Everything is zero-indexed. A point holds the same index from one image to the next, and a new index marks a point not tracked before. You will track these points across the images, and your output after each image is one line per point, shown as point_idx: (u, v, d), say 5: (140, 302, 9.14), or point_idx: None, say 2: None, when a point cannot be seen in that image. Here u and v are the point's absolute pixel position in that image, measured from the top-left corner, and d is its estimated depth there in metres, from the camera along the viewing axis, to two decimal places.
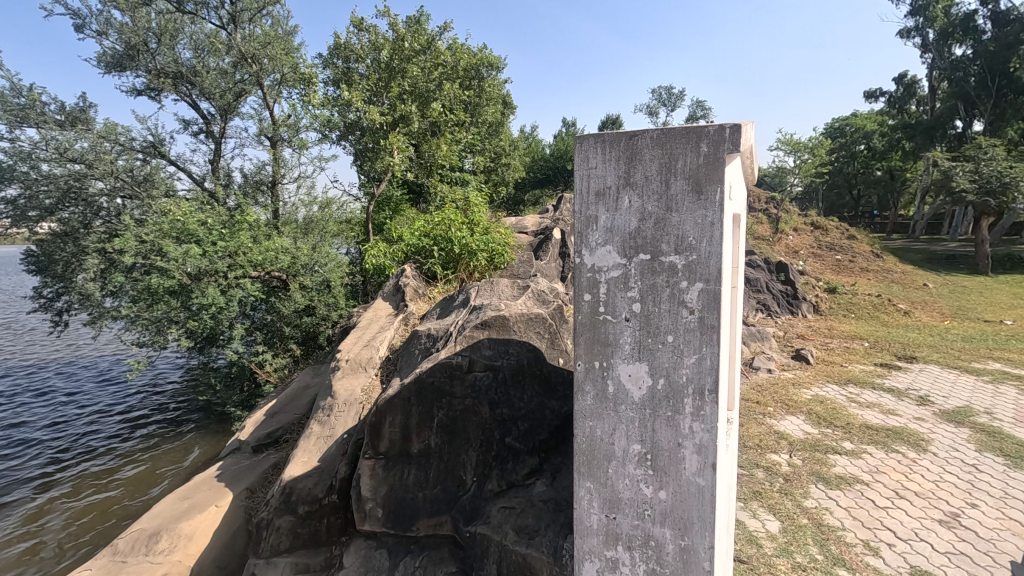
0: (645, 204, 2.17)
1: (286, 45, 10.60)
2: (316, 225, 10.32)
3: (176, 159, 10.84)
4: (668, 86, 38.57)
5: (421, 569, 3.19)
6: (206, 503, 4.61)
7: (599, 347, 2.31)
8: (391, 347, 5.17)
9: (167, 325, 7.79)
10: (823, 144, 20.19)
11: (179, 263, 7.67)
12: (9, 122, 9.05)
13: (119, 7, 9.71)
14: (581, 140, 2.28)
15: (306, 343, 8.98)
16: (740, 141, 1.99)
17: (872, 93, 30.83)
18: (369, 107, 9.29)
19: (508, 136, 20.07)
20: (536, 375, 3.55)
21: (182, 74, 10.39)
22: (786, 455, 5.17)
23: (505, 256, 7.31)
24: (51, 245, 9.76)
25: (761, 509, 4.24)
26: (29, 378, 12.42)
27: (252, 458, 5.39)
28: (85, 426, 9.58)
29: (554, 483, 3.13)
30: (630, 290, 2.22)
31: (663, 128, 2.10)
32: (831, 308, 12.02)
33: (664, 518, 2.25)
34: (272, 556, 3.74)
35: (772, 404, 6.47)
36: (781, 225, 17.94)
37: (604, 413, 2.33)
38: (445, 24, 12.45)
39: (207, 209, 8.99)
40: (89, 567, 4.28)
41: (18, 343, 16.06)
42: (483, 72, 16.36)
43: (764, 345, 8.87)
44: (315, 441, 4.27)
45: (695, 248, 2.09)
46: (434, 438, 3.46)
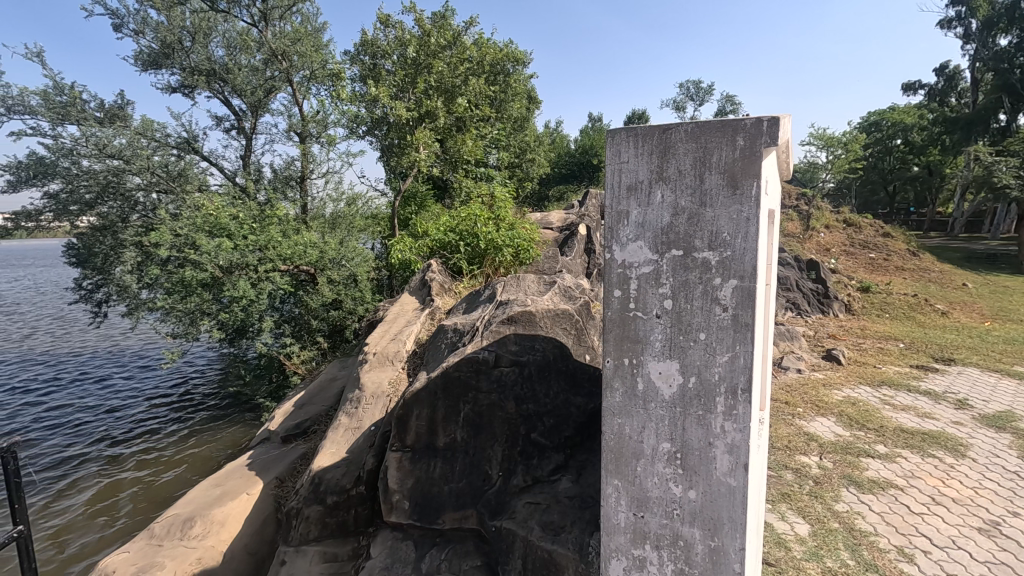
0: (678, 199, 2.13)
1: (315, 42, 10.72)
2: (343, 220, 10.44)
3: (209, 155, 11.08)
4: (696, 80, 37.82)
5: (446, 562, 3.20)
6: (238, 491, 4.73)
7: (629, 344, 2.28)
8: (418, 342, 5.21)
9: (200, 317, 7.98)
10: (857, 139, 19.61)
11: (212, 256, 7.87)
12: (52, 120, 9.37)
13: (155, 7, 9.98)
14: (613, 134, 2.25)
15: (333, 336, 9.06)
16: (779, 134, 1.93)
17: (911, 86, 29.74)
18: (395, 103, 9.34)
19: (533, 131, 19.97)
20: (562, 371, 3.53)
21: (215, 72, 10.61)
22: (816, 457, 5.05)
23: (531, 252, 7.26)
24: (91, 238, 10.05)
25: (790, 511, 4.16)
26: (71, 366, 12.90)
27: (281, 448, 5.50)
28: (123, 413, 9.91)
29: (580, 480, 3.13)
30: (661, 286, 2.18)
31: (697, 122, 2.06)
32: (864, 308, 11.69)
33: (694, 518, 2.22)
34: (301, 545, 3.80)
35: (802, 404, 6.34)
36: (812, 222, 17.48)
37: (633, 410, 2.31)
38: (470, 19, 12.41)
39: (238, 204, 9.20)
40: (127, 550, 4.42)
41: (58, 333, 16.63)
42: (509, 67, 16.29)
43: (793, 345, 8.67)
44: (343, 432, 4.33)
45: (730, 244, 2.05)
46: (460, 433, 3.48)
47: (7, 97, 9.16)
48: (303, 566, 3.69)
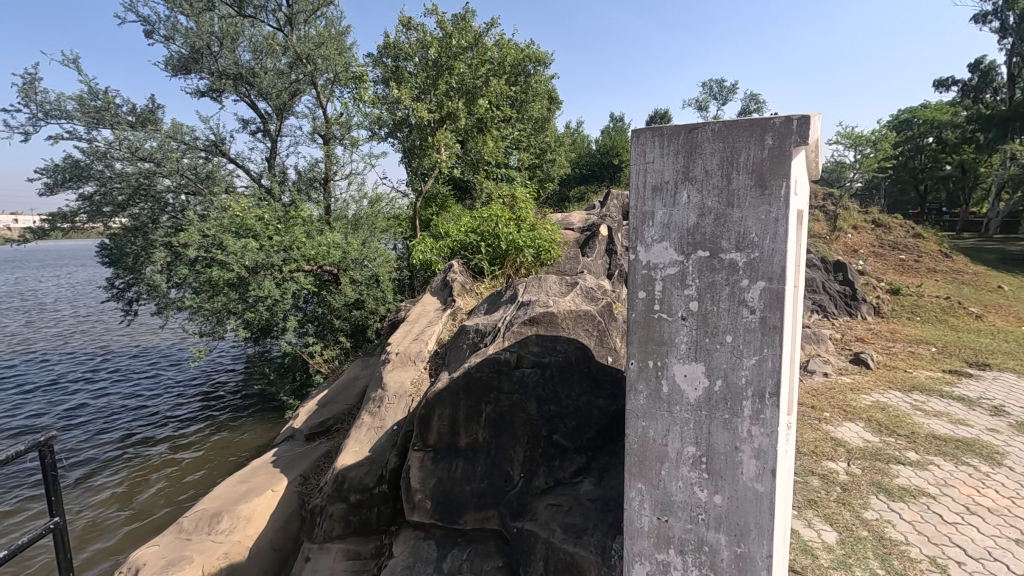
0: (705, 200, 2.10)
1: (339, 45, 10.87)
2: (366, 221, 10.53)
3: (235, 157, 11.29)
4: (719, 79, 37.36)
5: (468, 562, 3.20)
6: (263, 488, 4.82)
7: (653, 345, 2.25)
8: (439, 342, 5.24)
9: (227, 316, 8.16)
10: (888, 138, 19.13)
11: (238, 256, 8.02)
12: (87, 124, 9.66)
13: (185, 13, 10.22)
14: (638, 133, 2.23)
15: (355, 335, 9.17)
16: (809, 133, 1.90)
17: (943, 82, 28.89)
18: (417, 104, 9.42)
19: (554, 132, 19.95)
20: (584, 372, 3.51)
21: (242, 75, 10.83)
22: (844, 463, 4.93)
23: (552, 252, 7.24)
24: (123, 239, 10.34)
25: (816, 518, 4.07)
26: (103, 363, 13.27)
27: (305, 446, 5.58)
28: (152, 409, 10.16)
29: (602, 483, 3.12)
30: (686, 288, 2.15)
31: (724, 121, 2.03)
32: (894, 310, 11.39)
33: (719, 523, 2.18)
34: (325, 542, 3.85)
35: (829, 409, 6.20)
36: (840, 223, 17.10)
37: (658, 413, 2.28)
38: (491, 20, 12.44)
39: (264, 205, 9.37)
40: (157, 543, 4.53)
41: (90, 331, 17.12)
42: (530, 68, 16.29)
43: (820, 347, 8.49)
44: (365, 431, 4.37)
45: (758, 245, 2.01)
46: (481, 433, 3.48)
47: (45, 103, 9.48)
48: (327, 563, 3.74)
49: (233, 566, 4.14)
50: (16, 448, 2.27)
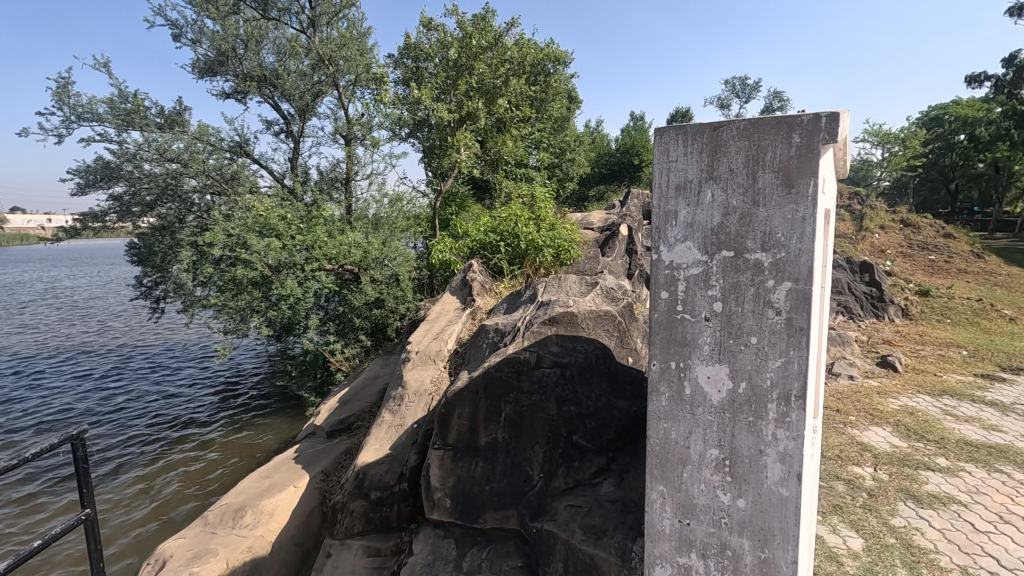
0: (730, 199, 2.07)
1: (360, 46, 10.98)
2: (386, 220, 10.60)
3: (259, 158, 11.48)
4: (742, 77, 36.79)
5: (487, 561, 3.20)
6: (286, 484, 4.88)
7: (676, 346, 2.22)
8: (459, 341, 5.26)
9: (250, 314, 8.31)
10: (918, 135, 18.64)
11: (261, 255, 8.16)
12: (117, 126, 9.90)
13: (211, 16, 10.42)
14: (661, 132, 2.20)
15: (376, 334, 9.25)
16: (838, 130, 1.86)
17: (976, 77, 28.00)
18: (437, 104, 9.48)
19: (574, 131, 19.86)
20: (604, 373, 3.48)
21: (266, 77, 10.98)
22: (870, 469, 4.82)
23: (572, 252, 7.22)
24: (151, 238, 10.60)
25: (842, 524, 3.98)
26: (131, 360, 13.60)
27: (326, 443, 5.65)
28: (176, 406, 10.35)
29: (622, 484, 3.10)
30: (710, 288, 2.12)
31: (750, 119, 2.00)
32: (923, 312, 11.10)
33: (743, 527, 2.15)
34: (346, 538, 3.89)
35: (855, 413, 6.07)
36: (867, 223, 16.73)
37: (680, 415, 2.24)
38: (512, 20, 12.43)
39: (286, 205, 9.51)
40: (183, 536, 4.62)
41: (120, 328, 17.57)
42: (550, 67, 16.24)
43: (845, 349, 8.31)
44: (386, 429, 4.40)
45: (784, 245, 1.98)
46: (501, 432, 3.48)
47: (78, 106, 9.75)
48: (348, 560, 3.77)
49: (256, 561, 4.20)
50: (50, 441, 2.34)
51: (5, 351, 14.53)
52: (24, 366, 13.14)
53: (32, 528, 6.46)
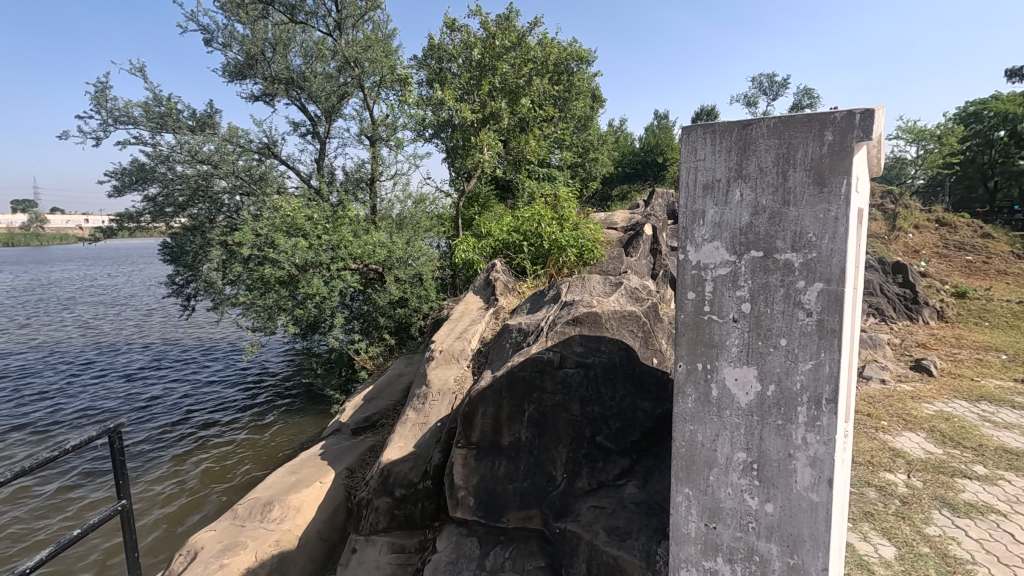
0: (759, 198, 2.03)
1: (385, 48, 11.11)
2: (410, 220, 10.68)
3: (286, 159, 11.69)
4: (769, 74, 36.16)
5: (510, 560, 3.20)
6: (312, 480, 4.97)
7: (703, 348, 2.19)
8: (482, 341, 5.29)
9: (278, 312, 8.47)
10: (955, 132, 18.04)
11: (288, 255, 8.32)
12: (151, 129, 10.19)
13: (242, 21, 10.66)
14: (688, 130, 2.16)
15: (399, 333, 9.34)
16: (873, 127, 1.82)
17: (1015, 71, 26.85)
18: (461, 105, 9.53)
19: (597, 130, 19.74)
20: (629, 374, 3.44)
21: (293, 80, 11.15)
22: (903, 475, 4.69)
23: (595, 252, 7.18)
24: (183, 238, 10.94)
25: (873, 532, 3.88)
26: (164, 356, 13.98)
27: (351, 439, 5.73)
28: (205, 401, 10.61)
29: (646, 486, 3.08)
30: (739, 288, 2.09)
31: (781, 117, 1.96)
32: (960, 315, 10.74)
33: (771, 532, 2.11)
34: (371, 534, 3.94)
35: (887, 418, 5.90)
36: (900, 222, 16.27)
37: (707, 418, 2.21)
38: (535, 19, 12.41)
39: (313, 205, 9.66)
40: (213, 528, 4.72)
41: (152, 325, 18.08)
42: (573, 66, 16.19)
43: (877, 352, 8.10)
44: (410, 427, 4.44)
45: (816, 245, 1.94)
46: (525, 432, 3.48)
47: (115, 109, 10.07)
48: (372, 555, 3.82)
49: (284, 554, 4.27)
50: (88, 433, 2.42)
51: (45, 347, 15.07)
52: (63, 361, 13.62)
53: (71, 517, 6.70)
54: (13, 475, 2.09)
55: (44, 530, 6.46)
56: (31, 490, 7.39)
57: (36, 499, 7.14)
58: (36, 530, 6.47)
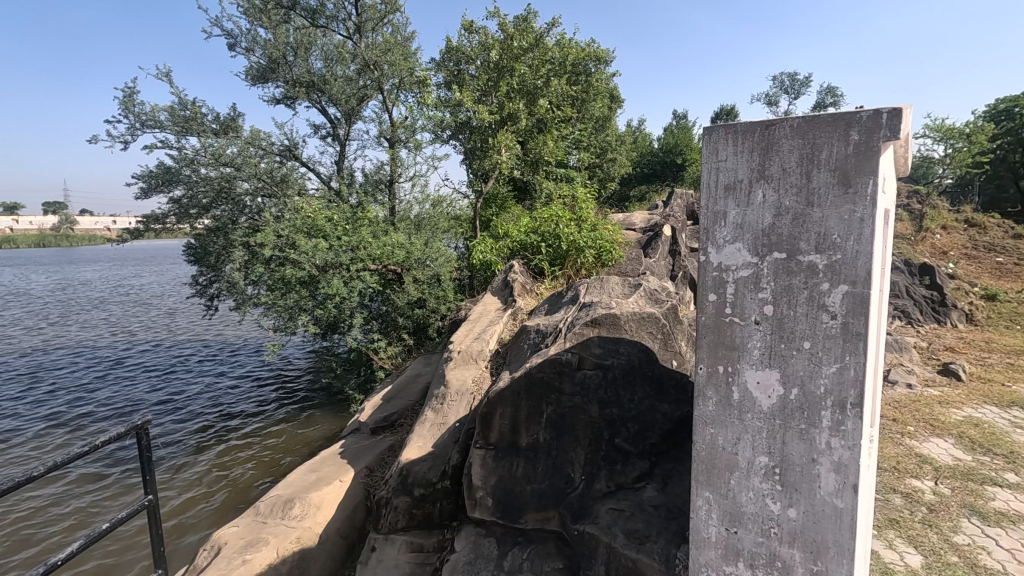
0: (782, 199, 2.01)
1: (404, 51, 11.21)
2: (428, 221, 10.75)
3: (307, 161, 11.85)
4: (790, 72, 35.63)
5: (528, 562, 3.20)
6: (332, 478, 5.04)
7: (724, 350, 2.17)
8: (500, 342, 5.30)
9: (298, 313, 8.59)
10: (986, 130, 17.55)
11: (309, 256, 8.44)
12: (177, 132, 10.41)
13: (264, 26, 10.84)
14: (710, 130, 2.14)
15: (417, 333, 9.40)
16: (900, 127, 1.78)
17: None
18: (479, 106, 9.57)
19: (615, 130, 19.63)
20: (648, 376, 3.41)
21: (314, 83, 11.29)
22: (930, 482, 4.57)
23: (613, 253, 7.16)
24: (206, 239, 11.17)
25: (899, 540, 3.79)
26: (188, 355, 14.25)
27: (370, 438, 5.78)
28: (228, 400, 10.79)
29: (665, 489, 3.06)
30: (761, 290, 2.06)
31: (805, 117, 1.93)
32: (990, 318, 10.45)
33: (794, 538, 2.08)
34: (390, 533, 3.98)
35: (914, 423, 5.76)
36: (927, 223, 15.89)
37: (728, 421, 2.18)
38: (553, 20, 12.39)
39: (333, 207, 9.77)
40: (236, 524, 4.80)
41: (177, 325, 18.46)
42: (591, 67, 16.14)
43: (903, 356, 7.91)
44: (429, 427, 4.47)
45: (840, 247, 1.91)
46: (543, 434, 3.48)
47: (142, 114, 10.30)
48: (391, 554, 3.85)
49: (305, 552, 4.32)
50: (117, 430, 2.49)
51: (75, 345, 15.47)
52: (92, 359, 13.98)
53: (98, 513, 6.86)
54: (45, 470, 2.15)
55: (72, 525, 6.62)
56: (60, 485, 7.58)
57: (65, 494, 7.33)
58: (65, 524, 6.65)
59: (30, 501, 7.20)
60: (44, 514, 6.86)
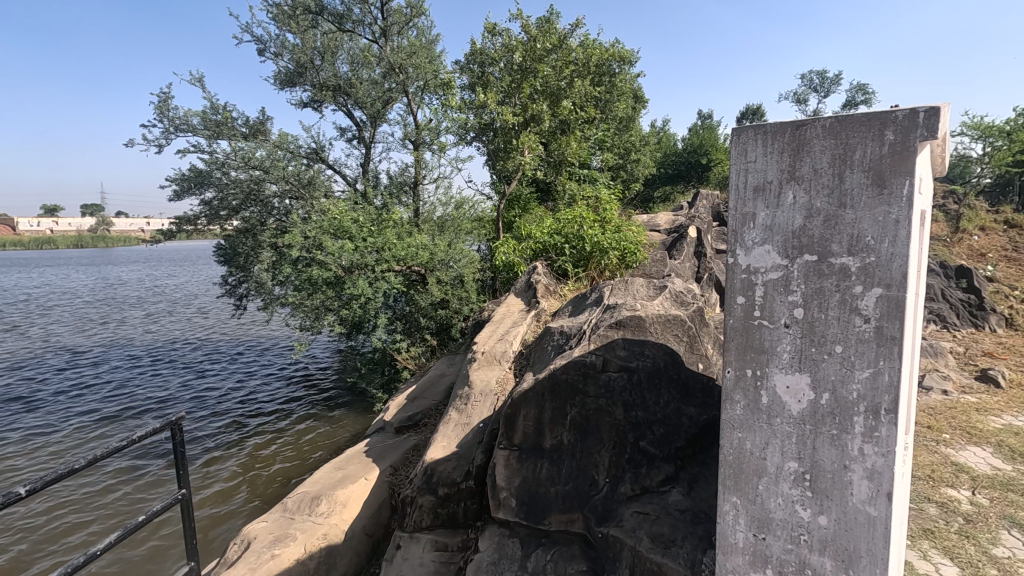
0: (814, 200, 1.97)
1: (429, 54, 11.31)
2: (451, 223, 10.82)
3: (334, 164, 12.04)
4: (820, 71, 34.85)
5: (552, 563, 3.19)
6: (357, 476, 5.12)
7: (752, 353, 2.14)
8: (523, 343, 5.33)
9: (324, 312, 8.75)
10: None
11: (335, 257, 8.58)
12: (209, 136, 10.68)
13: (292, 31, 11.07)
14: (739, 131, 2.12)
15: (440, 333, 9.48)
16: (938, 126, 1.75)
17: None
18: (503, 108, 9.62)
19: (639, 131, 19.47)
20: (673, 379, 3.39)
21: (340, 86, 11.46)
22: (967, 492, 4.43)
23: (638, 255, 7.12)
24: (236, 240, 11.44)
25: (934, 550, 3.69)
26: (217, 354, 14.59)
27: (395, 438, 5.85)
28: (257, 398, 11.02)
29: (691, 494, 3.03)
30: (791, 293, 2.03)
31: (837, 117, 1.90)
32: None
33: (824, 546, 2.04)
34: (415, 531, 4.01)
35: (950, 431, 5.58)
36: (964, 224, 15.39)
37: (756, 425, 2.16)
38: (577, 21, 12.34)
39: (358, 209, 9.89)
40: (265, 519, 4.91)
41: (206, 324, 18.90)
42: (615, 67, 16.05)
43: (938, 362, 7.67)
44: (453, 427, 4.50)
45: (874, 249, 1.87)
46: (567, 435, 3.48)
47: (175, 118, 10.60)
48: (416, 552, 3.89)
49: (331, 548, 4.39)
50: (153, 425, 2.57)
51: (110, 344, 15.95)
52: (126, 357, 14.39)
53: (124, 509, 6.99)
54: (87, 462, 2.23)
55: (98, 521, 6.75)
56: (90, 480, 7.77)
57: (93, 490, 7.50)
58: (93, 520, 6.79)
59: (61, 496, 7.39)
60: (72, 510, 7.03)
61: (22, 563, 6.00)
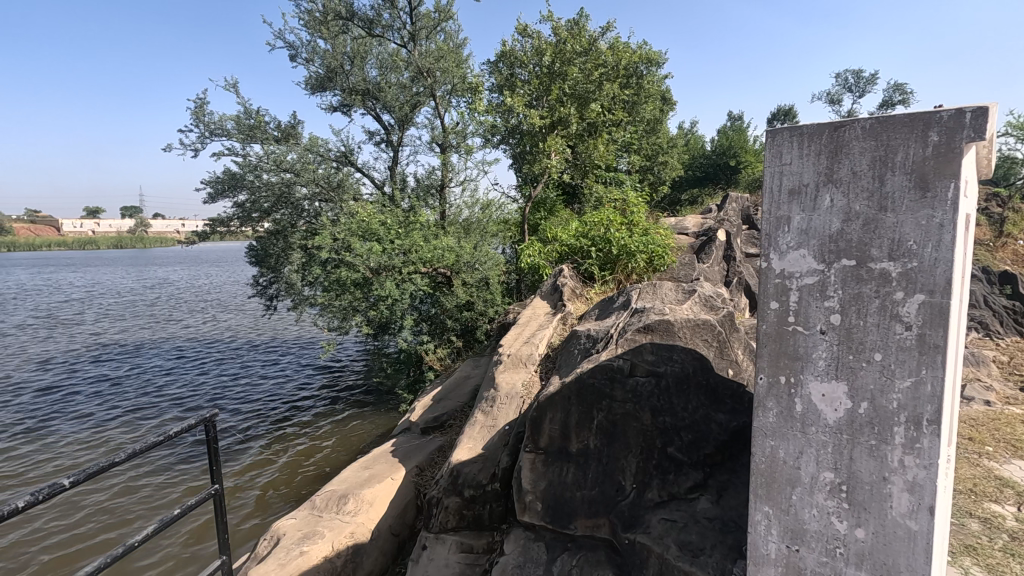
0: (852, 203, 1.92)
1: (457, 57, 11.41)
2: (477, 225, 10.89)
3: (362, 167, 12.21)
4: (856, 70, 34.02)
5: (578, 568, 3.17)
6: (384, 476, 5.16)
7: (786, 360, 2.09)
8: (549, 346, 5.33)
9: (352, 313, 8.88)
10: None
11: (364, 259, 8.67)
12: (242, 140, 10.96)
13: (324, 36, 11.29)
14: (774, 133, 2.09)
15: (465, 335, 9.53)
16: (986, 127, 1.68)
17: None
18: (530, 111, 9.67)
19: (666, 132, 19.22)
20: (703, 385, 3.35)
21: (369, 91, 11.62)
22: (1012, 508, 4.24)
23: (666, 258, 7.02)
24: (267, 241, 11.70)
25: (975, 567, 3.54)
26: (246, 353, 14.88)
27: (420, 438, 5.90)
28: (284, 396, 11.20)
29: (720, 502, 2.97)
30: (828, 299, 1.98)
31: (878, 118, 1.85)
32: None
33: (861, 560, 1.98)
34: (440, 532, 4.03)
35: (994, 443, 5.35)
36: (1008, 228, 14.83)
37: (790, 434, 2.10)
38: (606, 23, 12.27)
39: (386, 210, 10.03)
40: (294, 516, 4.98)
41: (237, 324, 19.32)
42: (643, 68, 15.91)
43: (981, 371, 7.37)
44: (479, 428, 4.51)
45: (917, 254, 1.81)
46: (593, 439, 3.46)
47: (211, 123, 10.91)
48: (442, 553, 3.90)
49: (358, 546, 4.45)
50: (188, 421, 2.62)
51: (144, 342, 16.39)
52: (160, 355, 14.78)
53: (150, 508, 7.08)
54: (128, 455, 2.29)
55: (116, 520, 6.81)
56: (115, 479, 7.88)
57: (107, 491, 7.52)
58: (106, 522, 6.79)
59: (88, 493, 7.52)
60: (97, 507, 7.12)
61: (54, 557, 6.13)
